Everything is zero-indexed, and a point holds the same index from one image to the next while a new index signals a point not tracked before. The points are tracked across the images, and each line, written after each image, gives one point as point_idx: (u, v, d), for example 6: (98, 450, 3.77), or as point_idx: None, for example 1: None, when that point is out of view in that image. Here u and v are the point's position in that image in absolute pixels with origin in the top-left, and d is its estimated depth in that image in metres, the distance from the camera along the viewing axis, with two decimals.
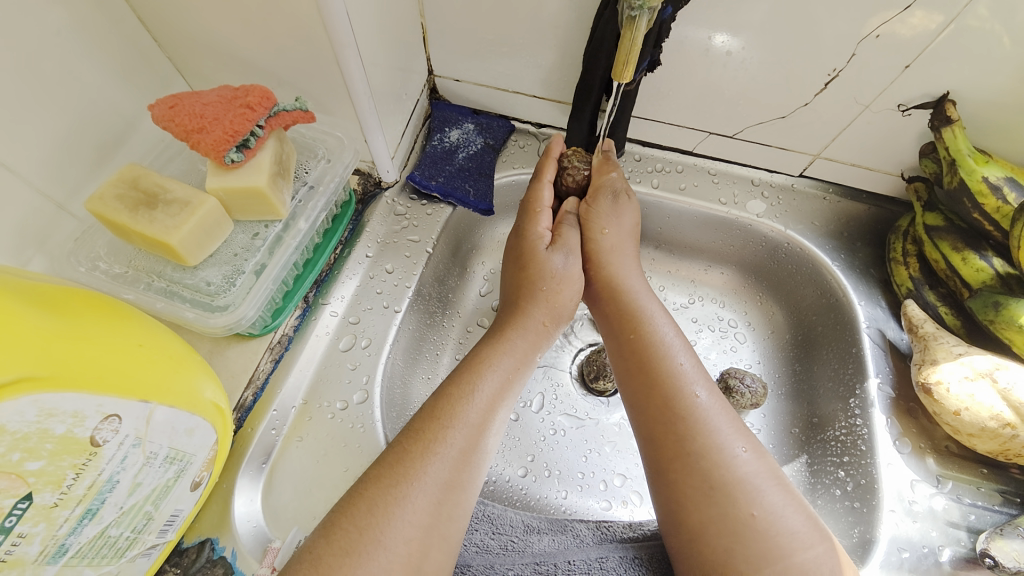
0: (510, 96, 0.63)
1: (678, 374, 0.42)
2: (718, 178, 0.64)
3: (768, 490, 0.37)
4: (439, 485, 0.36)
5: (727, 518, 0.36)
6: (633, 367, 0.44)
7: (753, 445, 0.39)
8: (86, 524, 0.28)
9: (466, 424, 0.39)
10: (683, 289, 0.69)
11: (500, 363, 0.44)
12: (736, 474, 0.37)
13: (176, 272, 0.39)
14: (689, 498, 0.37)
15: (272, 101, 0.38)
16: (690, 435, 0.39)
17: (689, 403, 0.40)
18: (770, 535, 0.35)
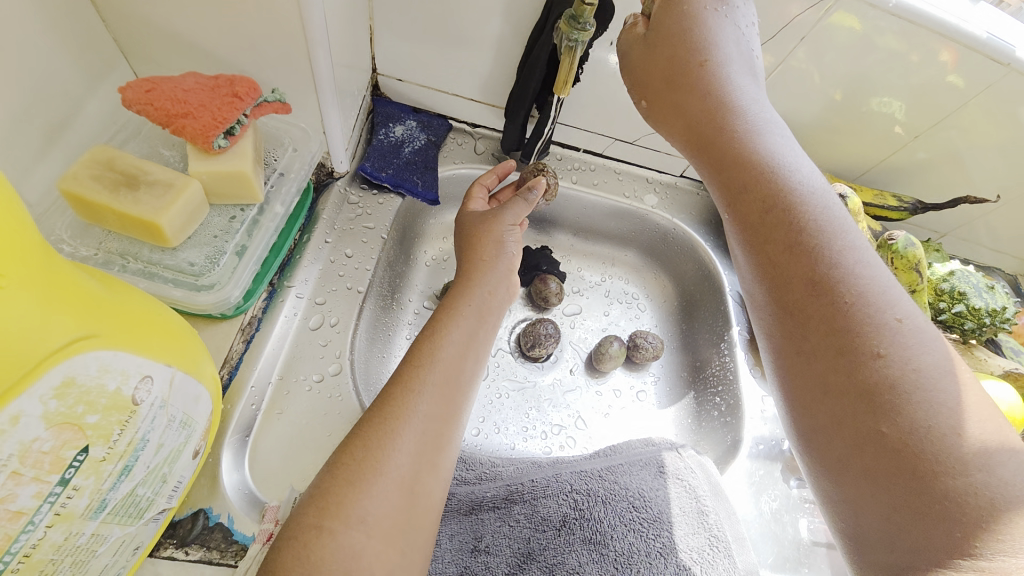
0: (450, 98, 0.70)
1: (815, 244, 0.38)
2: (621, 176, 0.79)
3: (930, 367, 0.34)
4: (428, 417, 0.42)
5: (889, 399, 0.34)
6: (760, 240, 0.41)
7: (908, 321, 0.36)
8: (122, 481, 0.30)
9: (442, 362, 0.45)
10: (597, 270, 0.83)
11: (463, 312, 0.50)
12: (897, 354, 0.35)
13: (153, 253, 0.40)
14: (850, 376, 0.35)
15: (258, 93, 0.41)
16: (839, 316, 0.36)
17: (830, 275, 0.37)
18: (933, 417, 0.33)
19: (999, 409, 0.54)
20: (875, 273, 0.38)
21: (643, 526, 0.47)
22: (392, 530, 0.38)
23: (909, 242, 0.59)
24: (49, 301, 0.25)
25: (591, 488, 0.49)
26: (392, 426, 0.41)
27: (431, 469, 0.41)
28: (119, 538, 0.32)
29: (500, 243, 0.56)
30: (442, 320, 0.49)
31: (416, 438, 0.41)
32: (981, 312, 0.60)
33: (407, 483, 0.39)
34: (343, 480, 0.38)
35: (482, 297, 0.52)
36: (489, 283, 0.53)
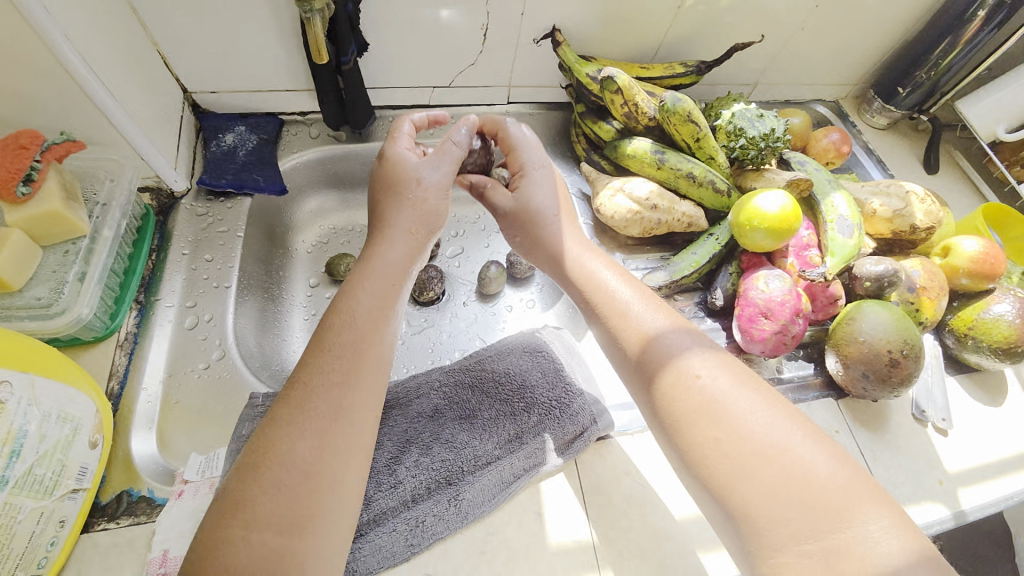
0: (269, 95, 0.76)
1: (627, 318, 0.48)
2: (454, 119, 0.86)
3: (734, 399, 0.41)
4: (332, 403, 0.40)
5: (706, 429, 0.40)
6: (609, 316, 0.49)
7: (713, 363, 0.43)
8: (14, 461, 0.37)
9: (342, 344, 0.43)
10: (473, 212, 0.95)
11: (369, 282, 0.47)
12: (705, 388, 0.42)
13: (2, 300, 0.47)
14: (675, 421, 0.42)
15: (41, 139, 0.47)
16: (665, 359, 0.44)
17: (645, 343, 0.46)
18: (741, 441, 0.39)
19: (771, 213, 0.63)
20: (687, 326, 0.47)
21: (508, 394, 0.59)
22: (284, 504, 0.36)
23: (676, 99, 0.67)
24: None
25: (460, 379, 0.59)
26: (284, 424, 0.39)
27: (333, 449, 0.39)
28: (37, 509, 0.40)
29: (407, 207, 0.53)
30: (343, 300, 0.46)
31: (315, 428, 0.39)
32: (757, 140, 0.69)
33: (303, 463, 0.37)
34: (243, 472, 0.37)
35: (388, 269, 0.49)
36: (403, 257, 0.50)
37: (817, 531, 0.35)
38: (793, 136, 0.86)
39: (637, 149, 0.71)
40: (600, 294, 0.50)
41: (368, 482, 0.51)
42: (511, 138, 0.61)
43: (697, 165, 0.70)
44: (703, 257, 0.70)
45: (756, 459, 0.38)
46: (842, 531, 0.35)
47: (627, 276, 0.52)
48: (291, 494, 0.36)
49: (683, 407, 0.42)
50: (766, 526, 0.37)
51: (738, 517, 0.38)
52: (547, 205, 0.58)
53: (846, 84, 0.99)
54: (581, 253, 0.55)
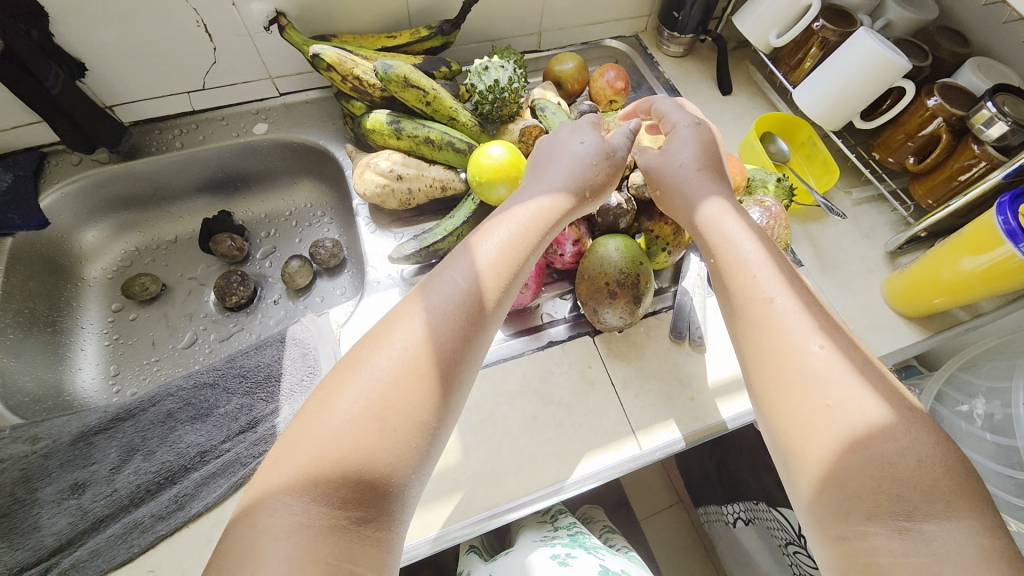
0: (13, 131, 0.75)
1: (754, 278, 0.45)
2: (225, 119, 0.85)
3: (842, 379, 0.38)
4: (396, 356, 0.37)
5: (818, 397, 0.38)
6: (734, 288, 0.46)
7: (840, 343, 0.40)
8: None
9: (391, 344, 0.38)
10: (281, 208, 0.95)
11: (432, 300, 0.40)
12: (808, 361, 0.39)
13: None
14: (781, 383, 0.40)
15: None
16: (772, 325, 0.42)
17: (766, 303, 0.43)
18: (850, 415, 0.36)
19: (484, 165, 0.64)
20: (790, 315, 0.42)
21: (252, 386, 0.61)
22: (310, 489, 0.32)
23: (388, 66, 0.67)
24: None
25: (203, 381, 0.61)
26: (375, 346, 0.38)
27: (392, 439, 0.35)
28: None
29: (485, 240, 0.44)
30: (477, 239, 0.44)
31: (395, 370, 0.36)
32: (485, 93, 0.70)
33: (353, 418, 0.34)
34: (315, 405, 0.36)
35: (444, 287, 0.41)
36: (532, 213, 0.48)
37: (898, 509, 0.33)
38: (569, 81, 0.86)
39: (375, 122, 0.71)
40: (726, 249, 0.48)
41: (86, 494, 0.53)
42: (663, 109, 0.63)
43: (434, 129, 0.70)
44: (455, 220, 0.71)
45: (850, 447, 0.35)
46: (911, 526, 0.32)
47: (746, 221, 0.50)
48: (339, 452, 0.33)
49: (803, 385, 0.39)
50: (843, 489, 0.35)
51: (817, 487, 0.36)
52: (678, 174, 0.56)
53: (636, 17, 0.98)
54: (700, 202, 0.53)
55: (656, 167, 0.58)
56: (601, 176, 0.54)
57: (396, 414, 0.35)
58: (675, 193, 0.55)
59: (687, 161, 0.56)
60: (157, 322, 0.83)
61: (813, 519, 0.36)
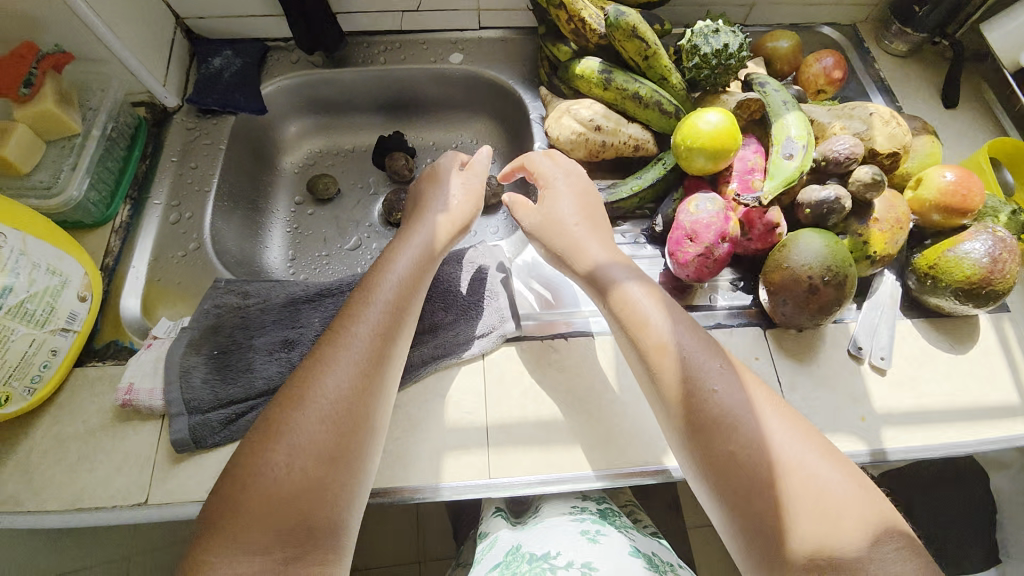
0: (249, 20, 0.82)
1: (648, 329, 0.50)
2: (426, 44, 0.88)
3: (749, 417, 0.45)
4: (348, 368, 0.49)
5: (730, 443, 0.44)
6: (649, 345, 0.49)
7: (731, 379, 0.47)
8: (6, 294, 0.49)
9: (349, 360, 0.49)
10: (448, 138, 0.96)
11: (348, 344, 0.50)
12: (717, 405, 0.46)
13: (15, 182, 0.59)
14: (696, 430, 0.46)
15: (34, 50, 0.58)
16: (678, 375, 0.47)
17: (665, 353, 0.48)
18: (762, 455, 0.44)
19: (701, 132, 0.62)
20: (689, 358, 0.48)
21: (435, 296, 0.66)
22: (310, 464, 0.45)
23: (620, 12, 0.65)
24: None
25: None
26: (320, 369, 0.48)
27: (354, 423, 0.47)
28: (28, 335, 0.51)
29: (335, 346, 0.50)
30: (360, 300, 0.53)
31: (347, 370, 0.49)
32: (710, 57, 0.66)
33: (324, 415, 0.46)
34: (257, 438, 0.46)
35: (353, 353, 0.49)
36: (409, 266, 0.57)
37: (814, 542, 0.41)
38: (779, 60, 0.81)
39: (585, 69, 0.71)
40: (629, 310, 0.52)
41: (295, 351, 0.60)
42: (536, 165, 0.65)
43: (644, 86, 0.69)
44: (644, 182, 0.70)
45: (774, 490, 0.42)
46: (829, 562, 0.40)
47: (644, 276, 0.55)
48: (313, 445, 0.45)
49: (712, 430, 0.45)
50: (782, 535, 0.42)
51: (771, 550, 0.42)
52: (569, 223, 0.59)
53: (863, 5, 0.89)
54: (590, 251, 0.57)
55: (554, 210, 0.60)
56: (433, 240, 0.60)
57: (361, 402, 0.48)
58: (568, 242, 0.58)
59: (568, 217, 0.59)
60: (329, 221, 0.90)
61: (746, 558, 0.44)
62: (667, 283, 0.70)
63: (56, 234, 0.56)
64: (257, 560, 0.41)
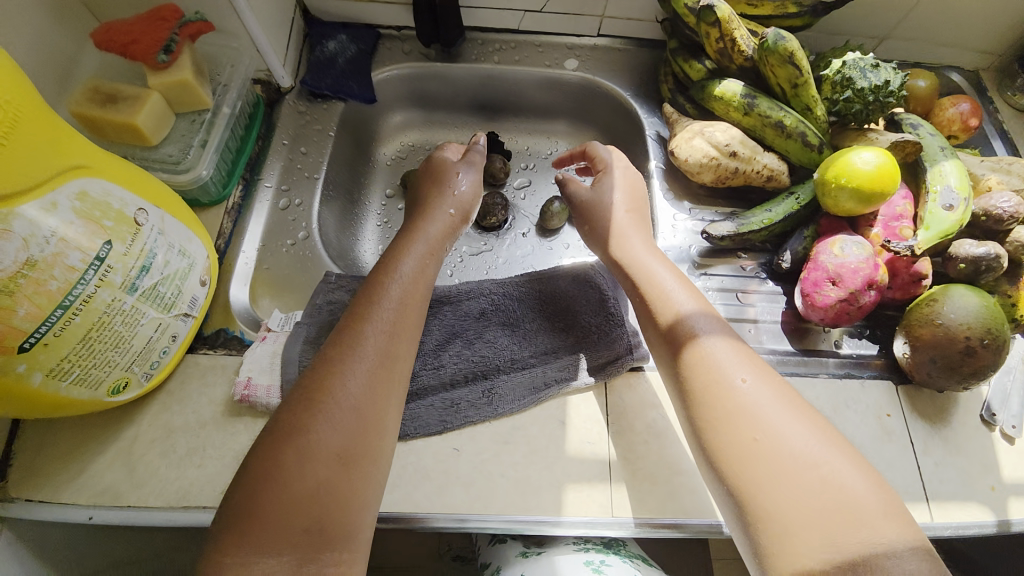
0: (368, 5, 0.79)
1: (680, 319, 0.52)
2: (542, 47, 0.85)
3: (774, 411, 0.45)
4: (369, 360, 0.48)
5: (752, 438, 0.44)
6: (675, 333, 0.52)
7: (757, 374, 0.48)
8: (144, 275, 0.46)
9: (364, 354, 0.48)
10: (546, 144, 0.93)
11: (372, 326, 0.50)
12: (739, 398, 0.46)
13: (143, 152, 0.56)
14: (720, 428, 0.46)
15: (179, 15, 0.54)
16: (703, 363, 0.49)
17: (698, 348, 0.50)
18: (783, 450, 0.43)
19: (861, 172, 0.58)
20: (714, 350, 0.49)
21: (552, 313, 0.62)
22: (338, 456, 0.43)
23: (779, 37, 0.62)
24: (62, 140, 0.39)
25: (508, 291, 0.63)
26: (350, 346, 0.48)
27: (381, 403, 0.47)
28: (156, 319, 0.48)
29: (357, 331, 0.49)
30: (384, 279, 0.54)
31: (380, 348, 0.49)
32: (866, 92, 0.63)
33: (354, 409, 0.45)
34: (294, 415, 0.44)
35: (365, 356, 0.48)
36: (412, 265, 0.57)
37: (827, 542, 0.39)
38: (913, 101, 0.77)
39: (726, 91, 0.67)
40: (661, 300, 0.55)
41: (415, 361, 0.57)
42: (595, 151, 0.69)
43: (790, 115, 0.65)
44: (777, 216, 0.67)
45: (788, 486, 0.42)
46: (845, 554, 0.39)
47: (672, 269, 0.58)
48: (340, 443, 0.43)
49: (732, 420, 0.45)
50: (796, 536, 0.40)
51: (767, 535, 0.41)
52: (622, 224, 0.63)
53: (996, 51, 0.85)
54: (634, 247, 0.61)
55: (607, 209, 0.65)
56: (434, 242, 0.61)
57: (384, 382, 0.48)
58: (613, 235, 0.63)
59: (622, 208, 0.64)
60: None
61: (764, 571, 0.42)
62: (791, 324, 0.66)
63: (186, 213, 0.53)
64: (279, 561, 0.39)
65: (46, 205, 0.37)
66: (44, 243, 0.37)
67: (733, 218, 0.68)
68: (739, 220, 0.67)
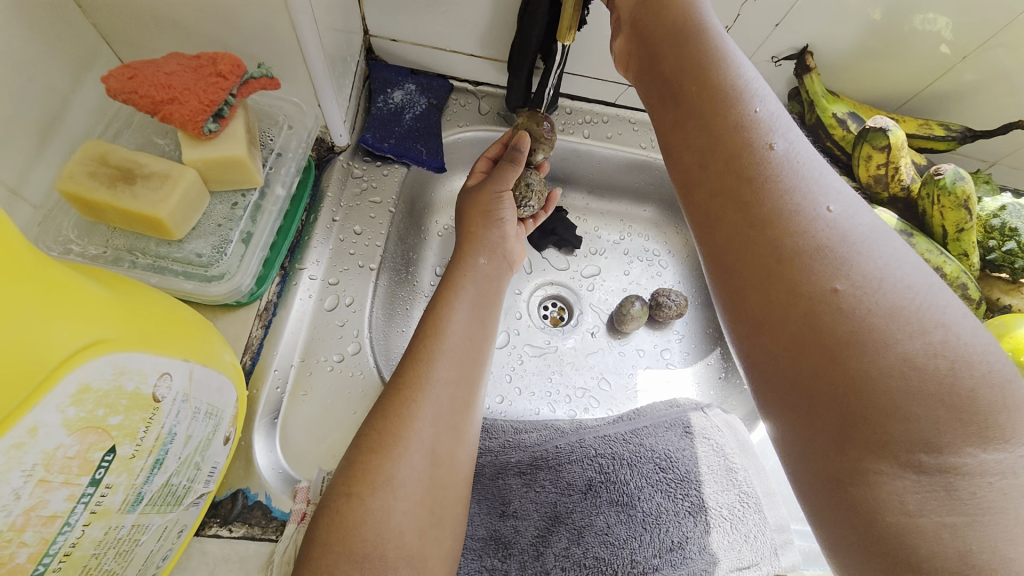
0: (447, 55, 0.65)
1: (751, 126, 0.33)
2: (637, 126, 0.74)
3: (891, 274, 0.29)
4: (443, 404, 0.41)
5: (829, 296, 0.28)
6: (732, 150, 0.33)
7: (855, 210, 0.31)
8: (155, 473, 0.31)
9: (434, 398, 0.41)
10: (616, 228, 0.80)
11: (436, 377, 0.42)
12: (832, 239, 0.30)
13: (161, 247, 0.40)
14: (782, 289, 0.30)
15: (242, 69, 0.39)
16: (771, 190, 0.31)
17: (768, 152, 0.32)
18: (885, 297, 0.28)
19: None
20: (801, 169, 0.32)
21: (671, 486, 0.48)
22: (422, 497, 0.38)
23: (958, 176, 0.54)
24: (67, 309, 0.25)
25: (616, 452, 0.49)
26: (425, 368, 0.42)
27: (456, 439, 0.42)
28: (161, 526, 0.33)
29: (423, 362, 0.43)
30: (436, 318, 0.46)
31: (460, 373, 0.43)
32: None
33: (431, 449, 0.40)
34: (371, 442, 0.39)
35: (439, 398, 0.41)
36: (467, 313, 0.47)
37: (931, 432, 0.26)
38: None
39: None
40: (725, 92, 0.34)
41: (512, 561, 0.43)
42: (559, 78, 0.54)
43: (951, 262, 0.56)
44: None
45: (854, 337, 0.27)
46: (936, 464, 0.26)
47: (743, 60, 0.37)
48: (423, 484, 0.39)
49: (826, 288, 0.29)
50: (860, 397, 0.27)
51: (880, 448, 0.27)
52: (694, 13, 0.36)
53: None
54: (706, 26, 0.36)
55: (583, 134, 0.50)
56: (490, 265, 0.52)
57: (463, 410, 0.43)
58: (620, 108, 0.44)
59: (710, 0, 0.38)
60: None
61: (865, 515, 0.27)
62: None
63: (219, 344, 0.38)
64: None
65: (22, 437, 0.22)
66: (10, 506, 0.23)
67: None
68: None
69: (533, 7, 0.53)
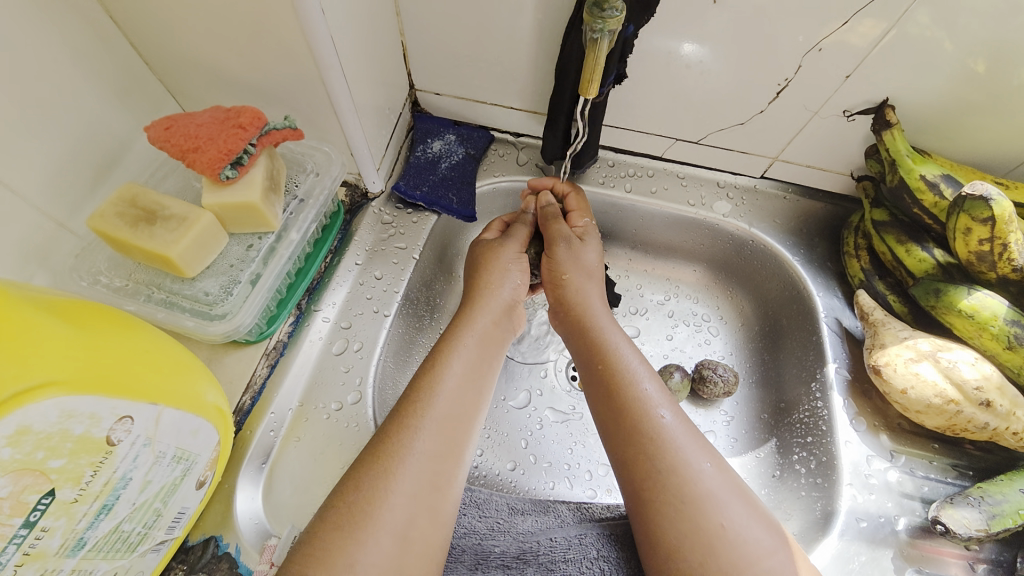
0: (487, 108, 0.66)
1: (640, 400, 0.43)
2: (686, 181, 0.68)
3: (732, 501, 0.39)
4: (421, 477, 0.38)
5: (691, 525, 0.38)
6: (621, 416, 0.43)
7: (716, 459, 0.42)
8: (102, 518, 0.30)
9: (414, 470, 0.38)
10: (661, 287, 0.73)
11: (414, 446, 0.39)
12: (696, 485, 0.39)
13: (174, 284, 0.42)
14: (654, 507, 0.39)
15: (262, 121, 0.41)
16: (655, 459, 0.41)
17: (655, 426, 0.42)
18: (738, 547, 0.37)
19: None
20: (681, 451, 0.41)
21: None
22: None
23: None
24: (25, 349, 0.26)
25: (621, 556, 0.42)
26: (408, 436, 0.39)
27: (428, 520, 0.37)
28: (109, 570, 0.33)
29: (405, 428, 0.39)
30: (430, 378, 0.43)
31: (443, 444, 0.40)
32: None
33: (402, 530, 0.36)
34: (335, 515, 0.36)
35: (414, 471, 0.38)
36: (465, 378, 0.44)
37: None
38: None
39: (980, 308, 0.47)
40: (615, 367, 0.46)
41: None
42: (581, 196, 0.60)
43: None
44: None
45: (694, 536, 0.38)
46: None
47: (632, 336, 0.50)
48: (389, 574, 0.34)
49: (678, 487, 0.40)
50: None
51: None
52: (589, 287, 0.52)
53: None
54: (597, 307, 0.51)
55: (564, 277, 0.53)
56: (494, 326, 0.49)
57: (442, 485, 0.39)
58: (573, 289, 0.52)
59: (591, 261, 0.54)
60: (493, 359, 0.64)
61: None
62: None
63: (210, 392, 0.37)
64: None
65: None
66: None
67: (974, 499, 0.46)
68: (989, 508, 0.45)
69: (565, 62, 0.52)
